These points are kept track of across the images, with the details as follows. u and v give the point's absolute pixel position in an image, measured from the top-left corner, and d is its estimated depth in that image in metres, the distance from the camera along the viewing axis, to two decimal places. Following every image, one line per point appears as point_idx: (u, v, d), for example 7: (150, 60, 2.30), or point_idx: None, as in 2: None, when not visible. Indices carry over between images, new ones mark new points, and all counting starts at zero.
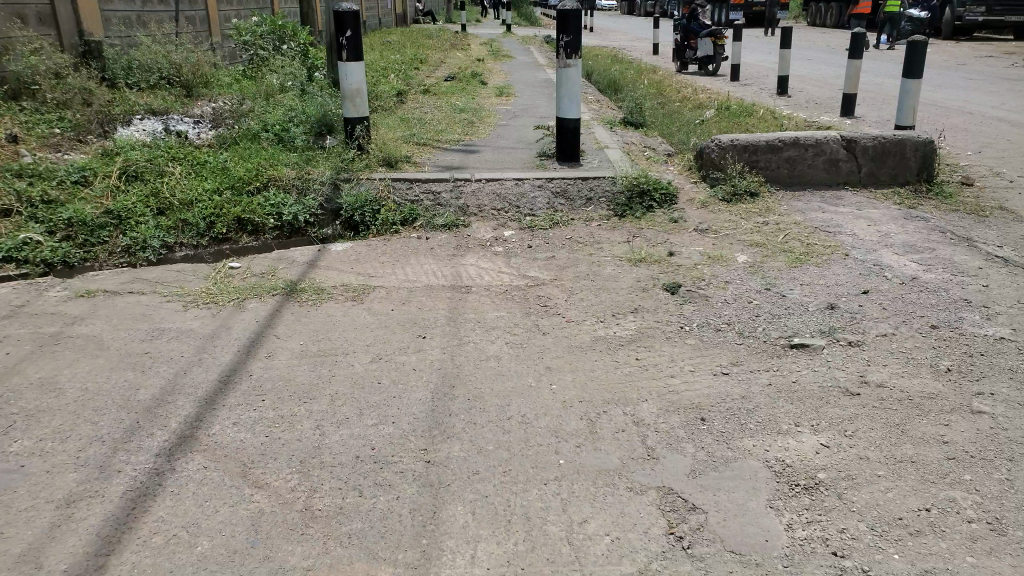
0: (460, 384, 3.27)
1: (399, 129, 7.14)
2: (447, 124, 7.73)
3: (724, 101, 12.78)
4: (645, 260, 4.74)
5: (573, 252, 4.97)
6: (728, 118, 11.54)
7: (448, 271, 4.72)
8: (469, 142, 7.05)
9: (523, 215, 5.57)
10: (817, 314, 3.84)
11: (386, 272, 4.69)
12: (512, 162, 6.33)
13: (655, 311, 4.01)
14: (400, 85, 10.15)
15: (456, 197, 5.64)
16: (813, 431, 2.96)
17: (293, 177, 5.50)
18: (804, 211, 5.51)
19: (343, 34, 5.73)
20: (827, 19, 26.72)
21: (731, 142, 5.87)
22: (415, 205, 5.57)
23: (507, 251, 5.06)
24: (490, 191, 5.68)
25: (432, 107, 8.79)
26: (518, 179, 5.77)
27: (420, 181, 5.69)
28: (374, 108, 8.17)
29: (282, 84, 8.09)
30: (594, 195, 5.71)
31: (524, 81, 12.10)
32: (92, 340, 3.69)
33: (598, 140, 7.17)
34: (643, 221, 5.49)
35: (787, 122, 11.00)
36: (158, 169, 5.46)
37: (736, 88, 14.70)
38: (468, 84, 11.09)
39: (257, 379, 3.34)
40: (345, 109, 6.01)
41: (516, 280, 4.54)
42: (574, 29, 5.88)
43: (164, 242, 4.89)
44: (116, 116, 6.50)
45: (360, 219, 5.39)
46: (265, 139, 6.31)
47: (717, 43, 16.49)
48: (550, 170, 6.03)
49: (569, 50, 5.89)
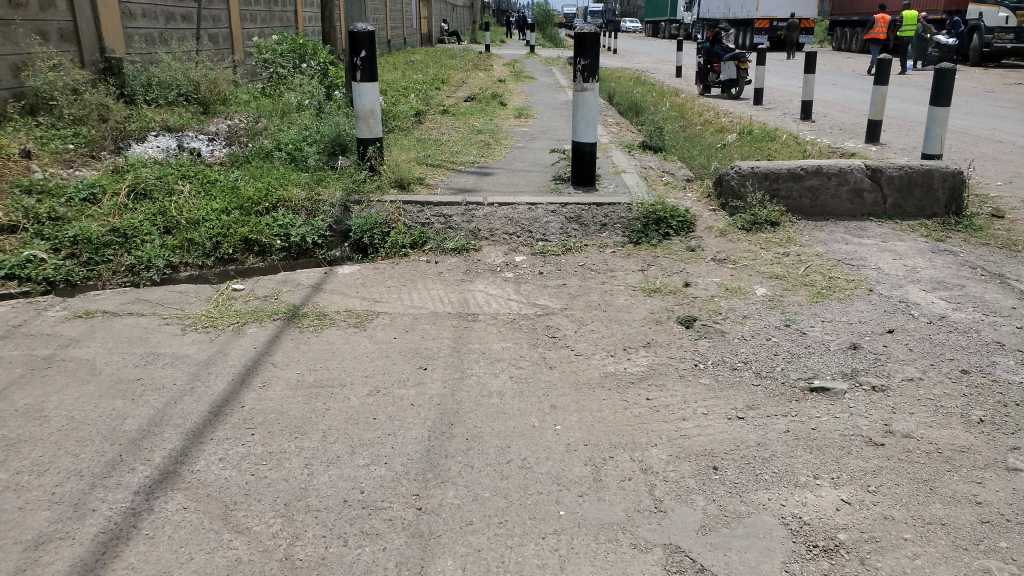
0: (459, 421, 3.10)
1: (414, 149, 7.04)
2: (462, 145, 7.63)
3: (747, 125, 12.60)
4: (660, 290, 4.56)
5: (586, 280, 4.81)
6: (751, 142, 11.35)
7: (455, 296, 4.57)
8: (484, 164, 6.93)
9: (535, 240, 5.43)
10: (838, 355, 3.65)
11: (391, 298, 4.55)
12: (526, 186, 6.19)
13: (668, 346, 3.83)
14: (419, 105, 10.11)
15: (468, 220, 5.51)
16: (833, 485, 2.77)
17: (302, 199, 5.44)
18: (828, 241, 5.30)
19: (358, 54, 5.64)
20: (853, 44, 26.51)
21: (752, 169, 5.66)
22: (425, 229, 5.45)
23: (517, 278, 4.91)
24: (502, 215, 5.54)
25: (450, 127, 8.70)
26: (531, 204, 5.63)
27: (431, 205, 5.58)
28: (390, 127, 8.09)
29: (299, 103, 8.07)
30: (609, 221, 5.55)
31: (544, 102, 12.02)
32: (84, 365, 3.60)
33: (616, 163, 7.02)
34: (659, 248, 5.31)
35: (811, 147, 10.79)
36: (167, 188, 5.45)
37: (760, 113, 14.51)
38: (487, 104, 11.02)
39: (249, 411, 3.22)
40: (358, 130, 5.93)
41: (525, 308, 4.38)
42: (592, 52, 5.73)
43: (168, 262, 4.83)
44: (131, 133, 6.49)
45: (369, 241, 5.27)
46: (278, 158, 6.25)
47: (741, 67, 16.28)
48: (565, 194, 5.89)
49: (587, 74, 5.76)
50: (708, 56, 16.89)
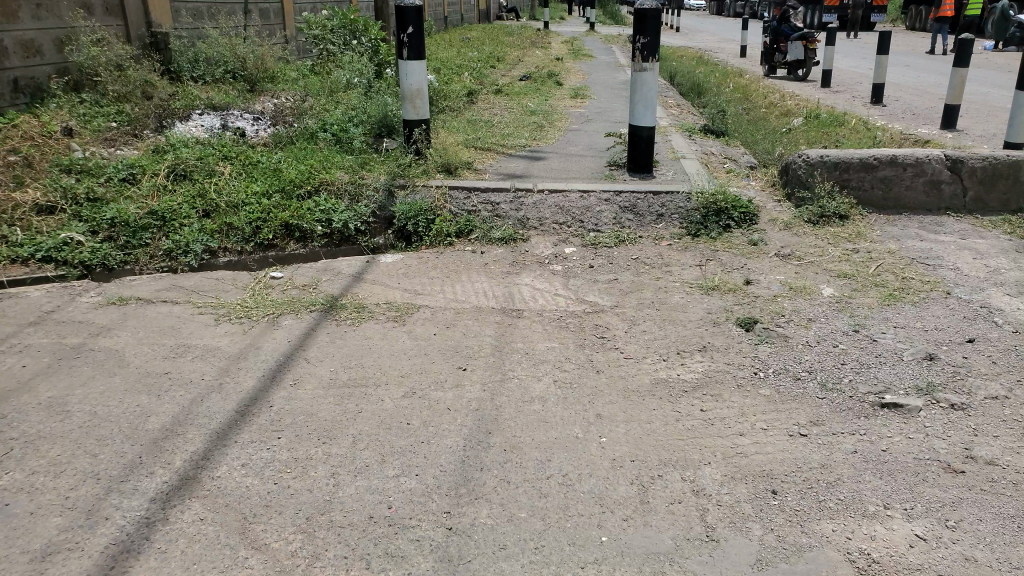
0: (497, 429, 2.90)
1: (464, 132, 6.82)
2: (514, 127, 7.40)
3: (813, 108, 12.04)
4: (717, 289, 4.27)
5: (638, 275, 4.55)
6: (816, 127, 10.82)
7: (500, 290, 4.38)
8: (536, 147, 6.69)
9: (586, 230, 5.19)
10: (911, 367, 3.26)
11: (433, 290, 4.36)
12: (580, 171, 5.93)
13: (725, 351, 3.55)
14: (472, 84, 9.91)
15: (517, 207, 5.30)
16: (906, 518, 2.44)
17: (346, 183, 5.32)
18: (900, 239, 4.92)
19: (404, 31, 5.43)
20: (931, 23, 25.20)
21: (820, 158, 5.31)
22: (471, 216, 5.26)
23: (566, 271, 4.67)
24: (553, 203, 5.31)
25: (502, 108, 8.45)
26: (584, 192, 5.38)
27: (478, 191, 5.37)
28: (440, 108, 7.89)
29: (348, 81, 7.98)
30: (665, 211, 5.26)
31: (600, 82, 11.66)
32: (113, 356, 3.55)
33: (674, 148, 6.71)
34: (719, 241, 5.00)
35: (882, 133, 10.22)
36: (207, 169, 5.38)
37: (827, 95, 13.88)
38: (542, 83, 10.73)
39: (277, 412, 3.09)
40: (405, 110, 5.73)
41: (573, 305, 4.16)
42: (653, 30, 5.41)
43: (207, 247, 4.79)
44: (176, 111, 6.52)
45: (414, 228, 5.13)
46: (322, 139, 6.12)
47: (809, 46, 15.56)
48: (619, 181, 5.62)
49: (646, 53, 5.45)
50: (774, 35, 16.21)
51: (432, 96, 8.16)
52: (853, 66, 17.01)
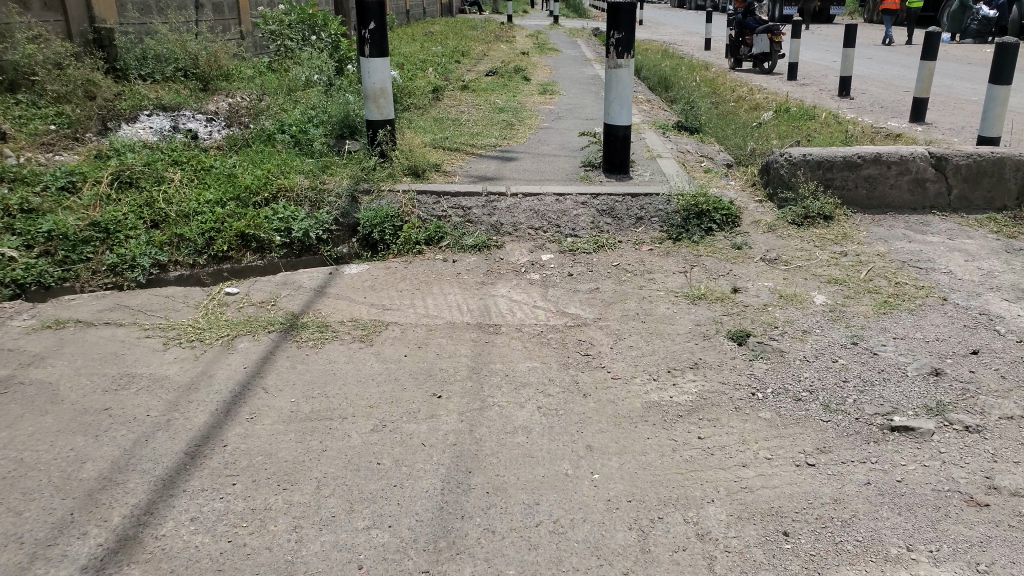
0: (478, 467, 2.63)
1: (431, 131, 6.50)
2: (483, 125, 7.11)
3: (783, 102, 11.91)
4: (705, 297, 4.02)
5: (620, 284, 4.30)
6: (786, 122, 10.68)
7: (475, 303, 4.09)
8: (508, 147, 6.40)
9: (562, 236, 4.92)
10: (917, 384, 2.98)
11: (403, 304, 4.06)
12: (556, 173, 5.67)
13: (719, 368, 3.28)
14: (439, 80, 9.60)
15: (489, 212, 5.02)
16: (933, 562, 2.14)
17: (306, 188, 4.98)
18: (888, 239, 4.70)
19: (367, 26, 5.09)
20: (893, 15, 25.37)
21: (803, 157, 5.07)
22: (441, 222, 4.97)
23: (544, 280, 4.40)
24: (528, 207, 5.05)
25: (470, 106, 8.14)
26: (559, 195, 5.12)
27: (448, 195, 5.08)
28: (405, 106, 7.56)
29: (308, 78, 7.61)
30: (644, 214, 5.02)
31: (568, 76, 11.39)
32: (47, 391, 3.27)
33: (649, 147, 6.49)
34: (702, 245, 4.76)
35: (854, 127, 10.09)
36: (155, 175, 5.01)
37: (795, 88, 13.78)
38: (510, 79, 10.43)
39: (232, 453, 2.82)
40: (368, 110, 5.39)
41: (553, 319, 3.88)
42: (628, 25, 5.16)
43: (155, 261, 4.45)
44: (121, 112, 6.13)
45: (380, 236, 4.82)
46: (281, 141, 5.77)
47: (775, 39, 15.47)
48: (595, 183, 5.36)
49: (621, 49, 5.20)
50: (740, 28, 16.10)
51: (396, 93, 7.82)
52: (818, 59, 16.98)
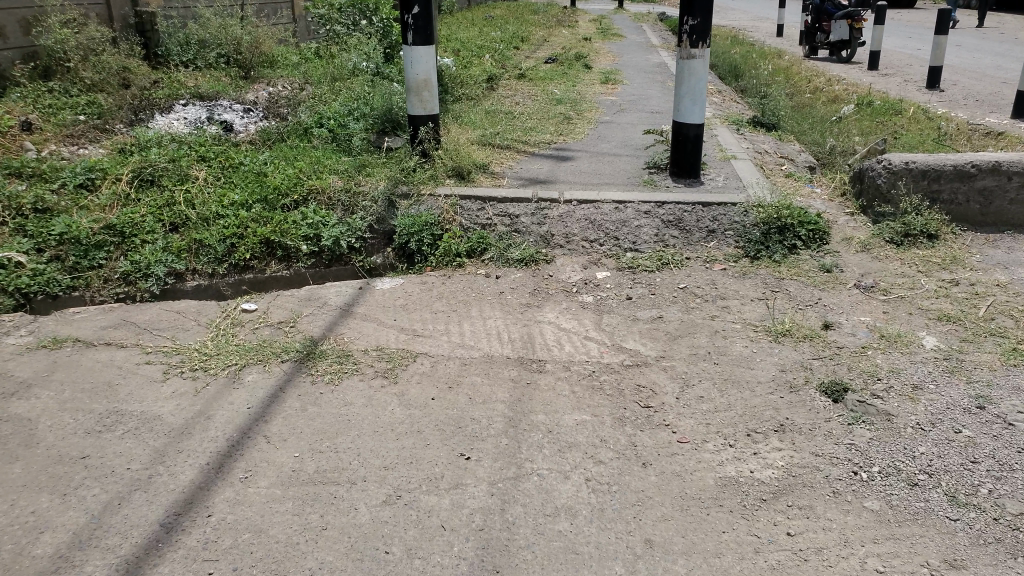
0: (508, 567, 2.12)
1: (481, 126, 5.99)
2: (539, 119, 6.57)
3: (865, 94, 10.99)
4: (790, 334, 3.44)
5: (689, 312, 3.72)
6: (869, 116, 9.80)
7: (517, 330, 3.58)
8: (563, 144, 5.84)
9: (621, 250, 4.35)
10: None
11: (438, 330, 3.58)
12: (617, 175, 5.08)
13: (810, 433, 2.73)
14: (494, 68, 9.06)
15: (539, 222, 4.48)
16: None
17: (339, 191, 4.53)
18: (1008, 266, 4.01)
19: (411, 11, 4.57)
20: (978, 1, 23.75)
21: (906, 165, 4.37)
22: (485, 232, 4.45)
23: (598, 304, 3.87)
24: (582, 216, 4.50)
25: (525, 96, 7.58)
26: (618, 202, 4.55)
27: (494, 201, 4.57)
28: (456, 97, 7.06)
29: (355, 65, 7.16)
30: (717, 226, 4.41)
31: (632, 65, 10.71)
32: (26, 430, 2.82)
33: (722, 145, 5.85)
34: (785, 266, 4.14)
35: (947, 123, 9.16)
36: (180, 174, 4.61)
37: (878, 79, 12.79)
38: (570, 67, 9.81)
39: (216, 526, 2.32)
40: (410, 105, 4.88)
41: (607, 356, 3.33)
42: (703, 9, 4.52)
43: (171, 269, 4.05)
44: (156, 102, 5.76)
45: (417, 247, 4.34)
46: (317, 136, 5.33)
47: (855, 27, 14.42)
48: (660, 189, 4.77)
49: (696, 37, 4.57)
50: (818, 14, 15.11)
51: (446, 82, 7.32)
52: (901, 47, 15.83)
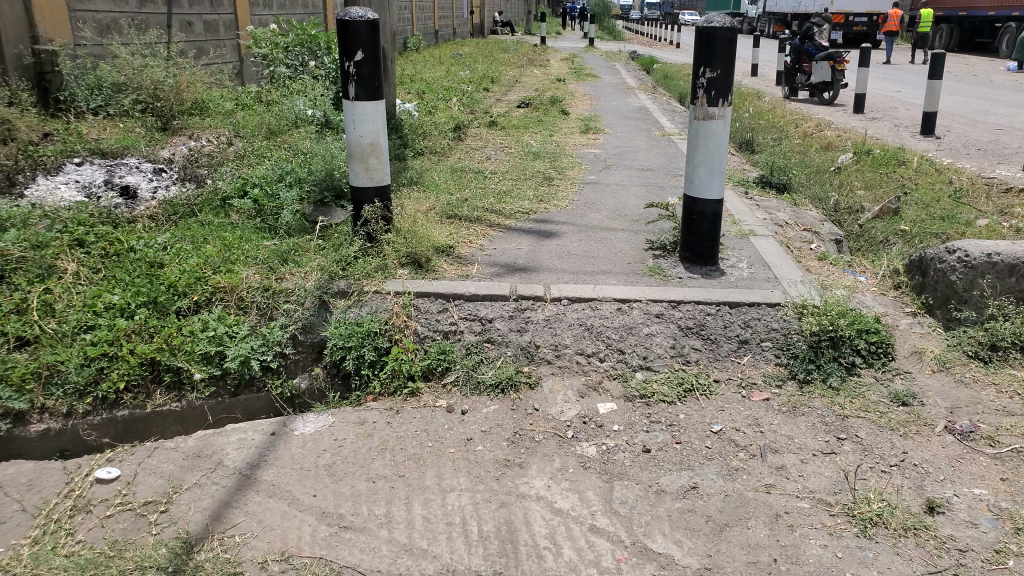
0: None
1: (446, 191, 4.93)
2: (515, 178, 5.54)
3: (861, 140, 10.21)
4: (887, 524, 2.41)
5: (731, 478, 2.68)
6: (871, 166, 8.95)
7: (492, 520, 2.48)
8: (545, 214, 4.80)
9: (629, 367, 3.28)
10: None
11: (377, 520, 2.49)
12: (615, 260, 4.04)
13: None
14: (462, 113, 8.08)
15: (519, 328, 3.38)
16: None
17: (255, 289, 3.43)
18: None
19: (352, 57, 3.50)
20: (940, 42, 23.79)
21: (987, 258, 3.41)
22: (447, 342, 3.34)
23: (605, 464, 2.78)
24: (576, 319, 3.42)
25: (497, 149, 6.56)
26: (621, 302, 3.51)
27: (458, 298, 3.49)
28: (417, 151, 6.02)
29: (298, 113, 6.06)
30: (750, 334, 3.40)
31: (613, 109, 9.79)
32: None
33: (734, 216, 4.89)
34: (847, 395, 3.13)
35: (959, 177, 8.36)
36: (43, 266, 3.47)
37: (868, 123, 12.07)
38: (546, 113, 8.84)
39: None
40: (352, 173, 3.71)
41: (627, 569, 2.27)
42: (725, 59, 3.61)
43: (5, 409, 2.87)
44: (41, 162, 4.60)
45: (355, 367, 3.24)
46: (237, 207, 4.22)
47: (838, 68, 13.71)
48: (674, 281, 3.75)
49: (715, 93, 3.66)
50: (799, 54, 14.42)
51: (405, 133, 6.28)
52: (883, 90, 15.21)
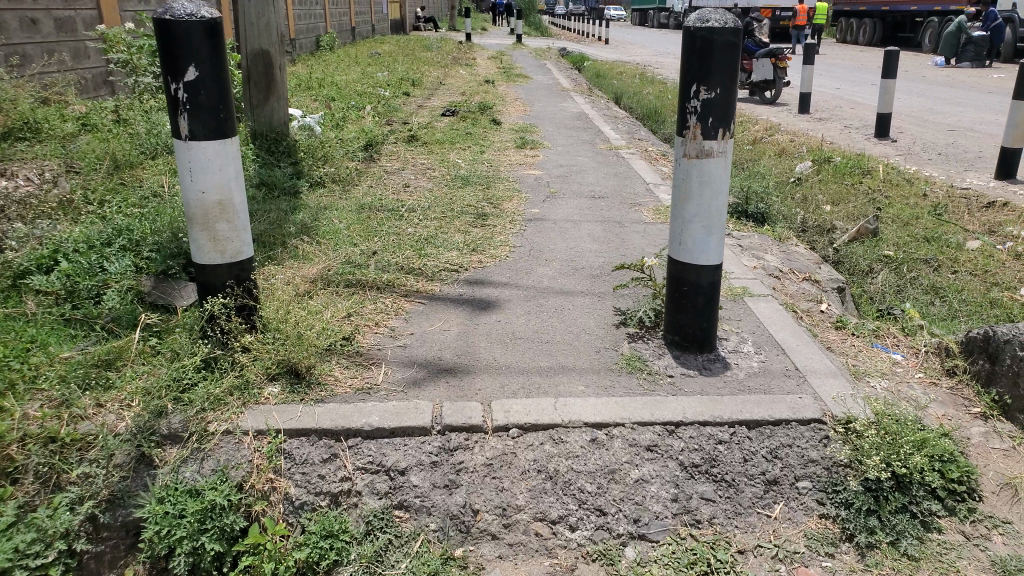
0: None
1: (349, 241, 3.78)
2: (440, 215, 4.41)
3: (815, 146, 9.44)
4: None
5: None
6: (833, 176, 8.11)
7: None
8: (479, 271, 3.67)
9: (614, 539, 2.18)
10: None
11: None
12: (578, 348, 2.94)
13: None
14: (375, 126, 6.88)
15: (446, 483, 2.25)
16: None
17: (34, 438, 2.17)
18: None
19: (181, 75, 2.31)
20: (862, 36, 23.68)
21: None
22: (336, 512, 2.21)
23: None
24: (533, 463, 2.30)
25: (416, 173, 5.40)
26: (596, 431, 2.41)
27: (354, 435, 2.34)
28: (315, 181, 4.82)
29: (166, 140, 4.83)
30: (780, 471, 2.37)
31: (548, 116, 8.73)
32: None
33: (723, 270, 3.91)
34: (931, 569, 2.10)
35: (931, 189, 7.60)
36: None
37: (817, 125, 11.37)
38: (473, 123, 7.69)
39: None
40: (194, 244, 2.49)
41: None
42: (726, 72, 2.57)
43: None
44: None
45: (188, 568, 2.04)
46: (37, 287, 2.89)
47: (778, 65, 12.93)
48: (666, 386, 2.68)
49: (712, 119, 2.62)
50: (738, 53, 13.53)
51: (301, 159, 5.09)
52: (823, 88, 14.61)
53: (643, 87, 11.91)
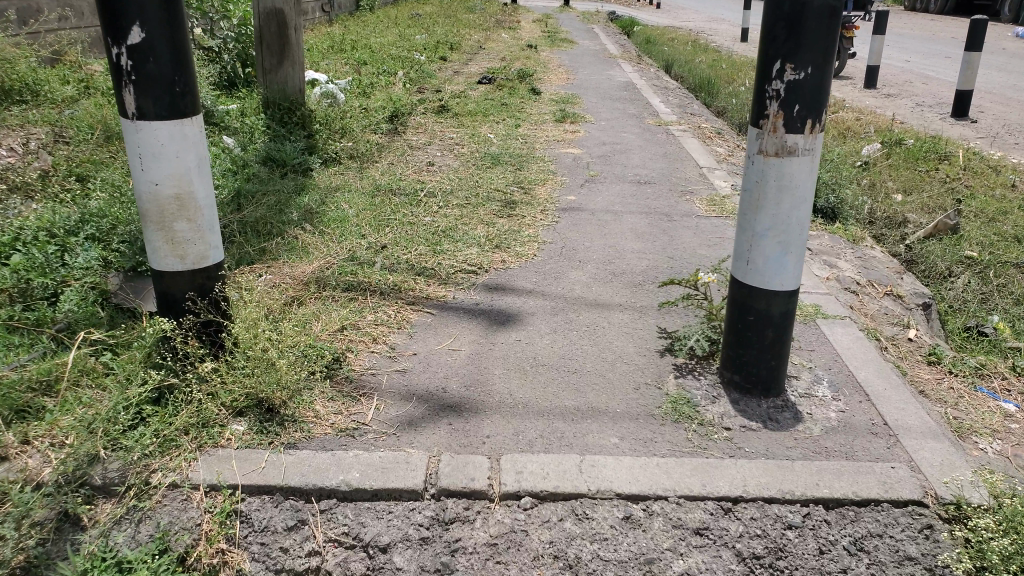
0: None
1: (356, 230, 3.32)
2: (462, 199, 3.90)
3: (886, 126, 8.63)
4: None
5: None
6: (906, 161, 7.34)
7: None
8: (502, 273, 3.17)
9: None
10: None
11: None
12: (613, 384, 2.43)
13: None
14: (403, 94, 6.39)
15: (438, 568, 1.74)
16: None
17: None
18: None
19: (123, 37, 1.83)
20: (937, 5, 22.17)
21: None
22: None
23: None
24: (548, 543, 1.82)
25: (443, 149, 4.90)
26: (629, 508, 1.92)
27: (330, 496, 1.88)
28: (328, 159, 4.36)
29: None
30: (868, 568, 1.84)
31: (593, 87, 8.10)
32: None
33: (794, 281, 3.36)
34: None
35: (1020, 179, 6.81)
36: None
37: (888, 102, 10.48)
38: (511, 92, 7.13)
39: None
40: (149, 245, 2.04)
41: None
42: (820, 48, 2.00)
43: None
44: None
45: None
46: None
47: (845, 34, 11.99)
48: (719, 445, 2.17)
49: (799, 108, 2.06)
50: None
51: (317, 131, 4.62)
52: (892, 61, 13.59)
53: (697, 56, 11.13)
